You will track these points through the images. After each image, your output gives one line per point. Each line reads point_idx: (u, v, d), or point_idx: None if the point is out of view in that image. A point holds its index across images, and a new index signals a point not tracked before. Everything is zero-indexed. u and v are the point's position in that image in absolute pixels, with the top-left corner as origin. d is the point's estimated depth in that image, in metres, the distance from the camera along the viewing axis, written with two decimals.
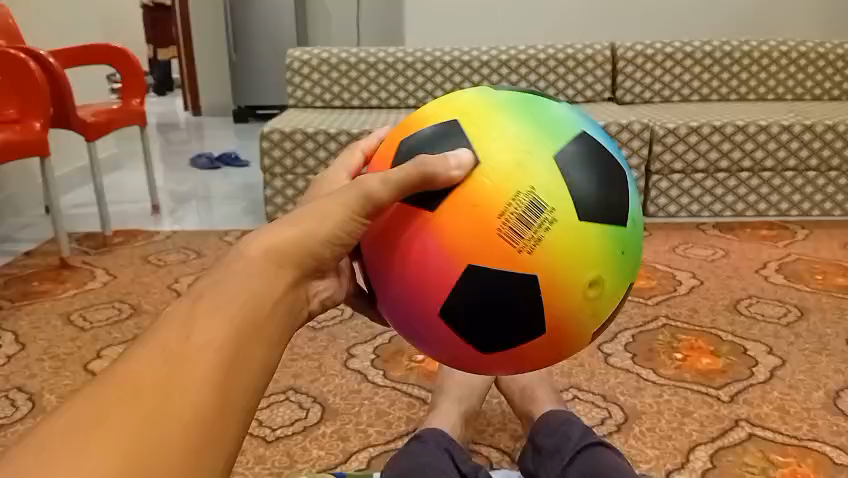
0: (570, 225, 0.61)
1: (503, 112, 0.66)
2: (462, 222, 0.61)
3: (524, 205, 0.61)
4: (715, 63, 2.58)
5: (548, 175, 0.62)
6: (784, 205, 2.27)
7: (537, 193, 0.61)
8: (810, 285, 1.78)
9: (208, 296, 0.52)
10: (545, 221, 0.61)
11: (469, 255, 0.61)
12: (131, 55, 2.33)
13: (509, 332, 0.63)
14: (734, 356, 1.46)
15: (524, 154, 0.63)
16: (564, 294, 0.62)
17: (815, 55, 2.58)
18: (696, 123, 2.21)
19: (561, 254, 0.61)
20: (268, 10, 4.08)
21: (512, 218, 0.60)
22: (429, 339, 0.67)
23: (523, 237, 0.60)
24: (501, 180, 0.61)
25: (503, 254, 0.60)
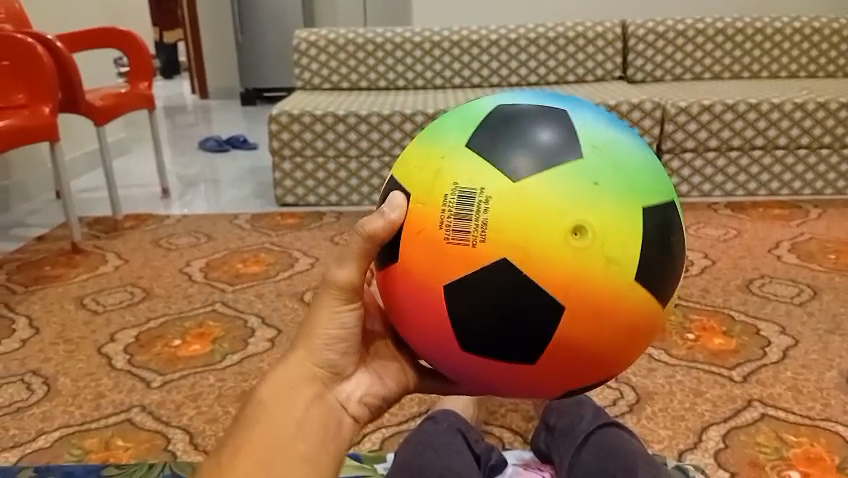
0: (509, 193, 0.55)
1: (421, 141, 0.64)
2: (414, 254, 0.58)
3: (456, 201, 0.56)
4: (727, 41, 2.55)
5: (469, 162, 0.58)
6: (796, 184, 2.25)
7: (462, 183, 0.57)
8: (823, 265, 1.77)
9: (229, 444, 0.55)
10: (480, 201, 0.55)
11: (438, 277, 0.57)
12: (138, 38, 2.32)
13: (523, 329, 0.55)
14: (746, 336, 1.46)
15: (439, 162, 0.59)
16: (553, 263, 0.54)
17: (828, 32, 2.54)
18: (708, 101, 2.19)
19: (519, 225, 0.54)
20: None
21: (451, 220, 0.56)
22: (455, 363, 0.60)
23: (470, 230, 0.55)
24: (427, 192, 0.58)
25: (460, 257, 0.55)
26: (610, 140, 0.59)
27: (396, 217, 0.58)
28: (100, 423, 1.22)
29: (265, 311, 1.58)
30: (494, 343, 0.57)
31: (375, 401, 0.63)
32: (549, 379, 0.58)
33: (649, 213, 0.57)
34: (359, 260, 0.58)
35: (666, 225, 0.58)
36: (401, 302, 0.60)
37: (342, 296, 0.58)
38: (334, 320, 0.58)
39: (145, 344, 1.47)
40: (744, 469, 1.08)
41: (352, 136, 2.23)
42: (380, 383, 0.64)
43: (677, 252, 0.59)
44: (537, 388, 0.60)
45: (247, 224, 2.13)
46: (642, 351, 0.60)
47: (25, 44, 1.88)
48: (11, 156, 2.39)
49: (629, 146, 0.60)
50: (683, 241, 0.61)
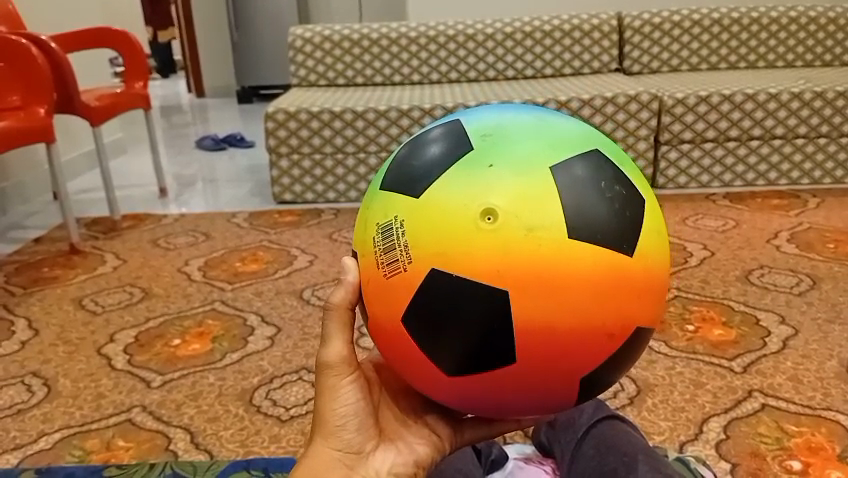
0: (418, 208, 0.56)
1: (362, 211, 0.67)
2: (369, 300, 0.58)
3: (380, 238, 0.57)
4: (724, 31, 2.54)
5: (382, 201, 0.59)
6: (794, 174, 2.25)
7: (383, 219, 0.58)
8: (822, 254, 1.76)
9: None
10: (396, 226, 0.56)
11: (395, 315, 0.56)
12: (133, 38, 2.31)
13: (481, 329, 0.53)
14: (746, 327, 1.46)
15: (366, 214, 0.61)
16: (480, 256, 0.52)
17: (825, 20, 2.53)
18: (705, 92, 2.19)
19: (435, 234, 0.54)
20: None
21: (382, 254, 0.56)
22: (433, 387, 0.58)
23: (399, 256, 0.55)
24: (360, 242, 0.59)
25: (401, 285, 0.55)
26: (499, 124, 0.59)
27: (350, 276, 0.59)
28: (101, 423, 1.22)
29: (264, 309, 1.57)
30: (463, 355, 0.54)
31: (407, 470, 0.60)
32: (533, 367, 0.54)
33: (557, 170, 0.55)
34: (342, 330, 0.59)
35: (587, 174, 0.56)
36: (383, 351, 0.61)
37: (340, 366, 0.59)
38: (339, 395, 0.59)
39: (145, 344, 1.47)
40: (745, 460, 1.08)
41: (349, 132, 2.22)
42: (406, 451, 0.61)
43: (620, 193, 0.56)
44: (533, 386, 0.56)
45: (245, 223, 2.13)
46: (632, 307, 0.55)
47: (18, 45, 1.87)
48: (8, 158, 2.39)
49: (522, 120, 0.59)
50: (622, 182, 0.58)
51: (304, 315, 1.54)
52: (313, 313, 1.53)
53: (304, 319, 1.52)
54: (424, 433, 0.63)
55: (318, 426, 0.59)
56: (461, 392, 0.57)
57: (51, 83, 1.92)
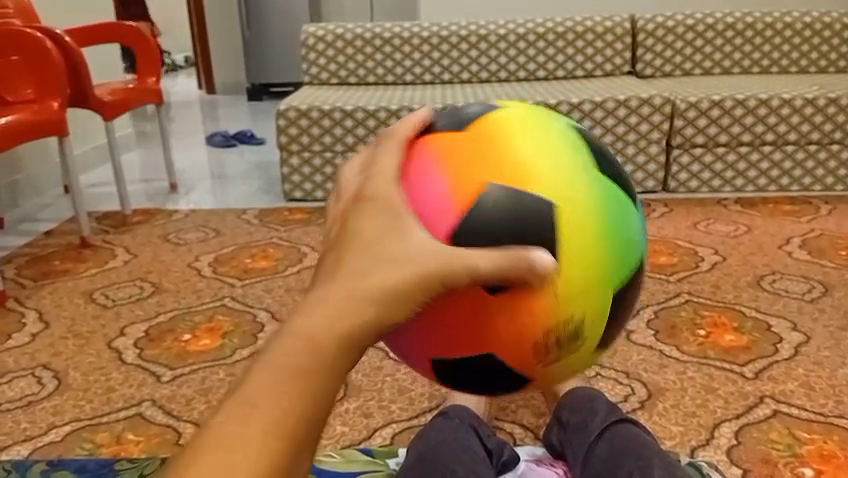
0: (586, 348, 0.58)
1: (589, 214, 0.56)
2: (513, 333, 0.54)
3: (570, 332, 0.56)
4: (737, 36, 2.54)
5: (599, 298, 0.57)
6: (806, 181, 2.23)
7: (588, 320, 0.56)
8: (834, 260, 1.76)
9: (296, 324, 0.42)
10: (575, 344, 0.57)
11: (505, 355, 0.56)
12: (147, 33, 2.32)
13: (481, 378, 0.59)
14: (758, 332, 1.45)
15: (591, 279, 0.55)
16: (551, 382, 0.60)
17: (839, 26, 2.52)
18: (719, 96, 2.18)
19: (570, 363, 0.58)
20: None
21: (557, 328, 0.54)
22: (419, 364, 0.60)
23: (557, 352, 0.56)
24: (572, 286, 0.54)
25: (530, 358, 0.56)
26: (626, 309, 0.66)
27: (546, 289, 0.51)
28: (111, 417, 1.22)
29: (275, 306, 1.57)
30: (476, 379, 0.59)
31: None
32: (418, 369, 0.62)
33: None
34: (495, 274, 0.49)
35: None
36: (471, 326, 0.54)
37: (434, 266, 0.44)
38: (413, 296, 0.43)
39: (155, 338, 1.47)
40: (757, 466, 1.07)
41: (361, 131, 2.23)
42: None
43: None
44: None
45: (255, 220, 2.13)
46: None
47: (34, 39, 1.89)
48: (20, 150, 2.40)
49: None
50: None
51: None
52: None
53: None
54: None
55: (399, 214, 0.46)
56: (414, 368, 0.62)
57: (64, 77, 1.93)
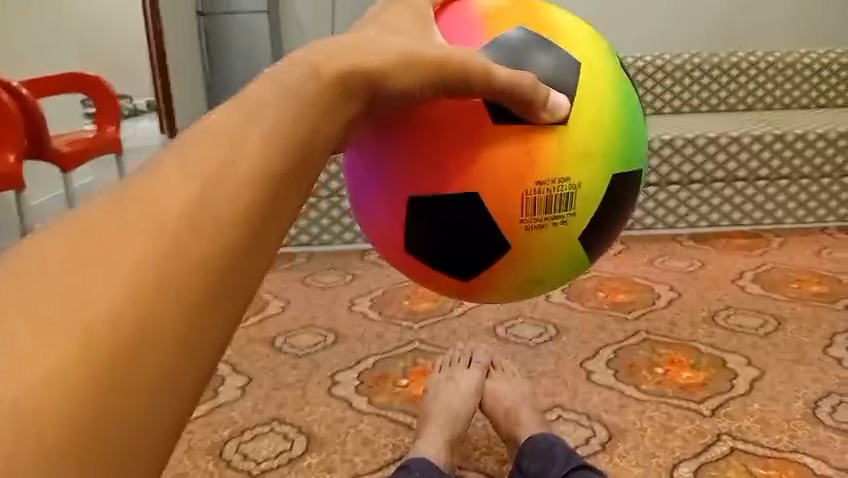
0: (579, 213, 0.79)
1: (606, 100, 0.78)
2: (507, 167, 0.74)
3: (556, 190, 0.76)
4: (686, 76, 2.64)
5: (588, 170, 0.77)
6: (758, 214, 2.31)
7: (581, 190, 0.77)
8: (786, 294, 1.81)
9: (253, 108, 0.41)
10: (564, 215, 0.77)
11: (509, 182, 0.74)
12: (107, 84, 2.32)
13: (478, 211, 0.76)
14: (713, 368, 1.48)
15: (588, 143, 0.76)
16: (543, 236, 0.78)
17: (783, 65, 2.64)
18: (669, 135, 2.25)
19: (554, 212, 0.77)
20: (246, 30, 4.08)
21: (546, 182, 0.75)
22: (436, 211, 0.77)
23: (546, 196, 0.76)
24: (571, 150, 0.75)
25: (519, 184, 0.75)
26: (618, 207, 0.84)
27: (551, 105, 0.72)
28: None
29: (236, 356, 1.55)
30: (476, 210, 0.76)
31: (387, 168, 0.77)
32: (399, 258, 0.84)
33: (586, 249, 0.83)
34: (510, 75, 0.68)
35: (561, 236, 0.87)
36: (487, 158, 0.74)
37: (451, 52, 0.57)
38: (437, 49, 0.56)
39: None
40: None
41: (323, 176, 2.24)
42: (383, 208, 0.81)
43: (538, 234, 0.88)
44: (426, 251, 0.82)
45: None
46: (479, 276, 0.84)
47: None
48: None
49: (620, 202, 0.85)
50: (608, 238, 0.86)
51: (276, 364, 1.50)
52: (284, 362, 1.50)
53: (276, 369, 1.48)
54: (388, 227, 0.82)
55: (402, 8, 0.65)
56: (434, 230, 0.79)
57: (24, 130, 1.91)
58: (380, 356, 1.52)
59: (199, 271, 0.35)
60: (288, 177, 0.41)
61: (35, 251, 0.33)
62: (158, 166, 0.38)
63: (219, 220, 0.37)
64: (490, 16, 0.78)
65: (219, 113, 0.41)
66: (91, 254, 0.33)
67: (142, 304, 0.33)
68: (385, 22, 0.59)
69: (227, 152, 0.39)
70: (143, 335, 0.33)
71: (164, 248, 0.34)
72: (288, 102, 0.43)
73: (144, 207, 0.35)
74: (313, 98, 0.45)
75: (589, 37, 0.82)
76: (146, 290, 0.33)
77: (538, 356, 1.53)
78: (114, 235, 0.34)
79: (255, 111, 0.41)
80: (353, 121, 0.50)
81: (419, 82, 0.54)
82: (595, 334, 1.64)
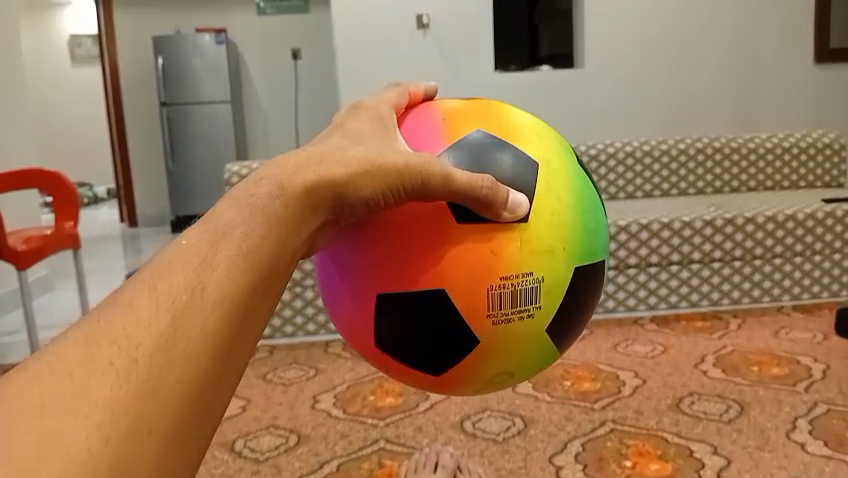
0: (548, 308, 0.73)
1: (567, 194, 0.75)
2: (470, 265, 0.69)
3: (521, 287, 0.70)
4: (637, 163, 2.75)
5: (555, 265, 0.72)
6: (715, 295, 2.36)
7: (548, 282, 0.72)
8: (748, 378, 1.83)
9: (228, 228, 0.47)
10: (531, 308, 0.71)
11: (472, 281, 0.69)
12: (67, 179, 2.31)
13: (442, 313, 0.70)
14: (681, 459, 1.47)
15: (552, 237, 0.71)
16: (512, 336, 0.72)
17: (729, 150, 2.78)
18: (624, 221, 2.34)
19: (521, 310, 0.71)
20: (211, 121, 4.53)
21: (511, 278, 0.70)
22: (398, 312, 0.72)
23: (511, 294, 0.70)
24: (535, 243, 0.70)
25: (481, 283, 0.69)
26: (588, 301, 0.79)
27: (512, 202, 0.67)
28: None
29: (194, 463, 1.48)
30: (440, 311, 0.70)
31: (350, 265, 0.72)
32: (371, 354, 0.77)
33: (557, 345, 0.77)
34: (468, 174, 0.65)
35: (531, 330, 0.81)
36: (448, 256, 0.69)
37: (413, 157, 0.57)
38: (396, 156, 0.56)
39: None
40: None
41: None
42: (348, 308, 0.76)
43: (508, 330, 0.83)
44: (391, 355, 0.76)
45: None
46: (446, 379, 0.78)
47: None
48: None
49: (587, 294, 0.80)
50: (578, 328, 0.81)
51: (235, 471, 1.45)
52: (243, 468, 1.44)
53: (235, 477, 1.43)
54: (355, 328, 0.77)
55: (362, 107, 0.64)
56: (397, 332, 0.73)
57: None
58: (344, 458, 1.48)
59: (172, 396, 0.41)
60: (260, 286, 0.46)
61: (27, 396, 0.39)
62: (137, 295, 0.44)
63: (190, 344, 0.42)
64: (445, 117, 0.75)
65: (190, 237, 0.47)
66: (76, 397, 0.39)
67: (124, 431, 0.39)
68: (351, 128, 0.59)
69: (196, 279, 0.44)
70: (123, 461, 0.38)
71: (136, 383, 0.40)
72: (253, 219, 0.48)
73: (120, 343, 0.41)
74: (278, 214, 0.49)
75: (546, 131, 0.80)
76: (128, 419, 0.39)
77: (505, 453, 1.50)
78: (99, 375, 0.40)
79: (226, 230, 0.47)
80: (314, 234, 0.52)
81: (374, 188, 0.55)
82: (562, 425, 1.63)
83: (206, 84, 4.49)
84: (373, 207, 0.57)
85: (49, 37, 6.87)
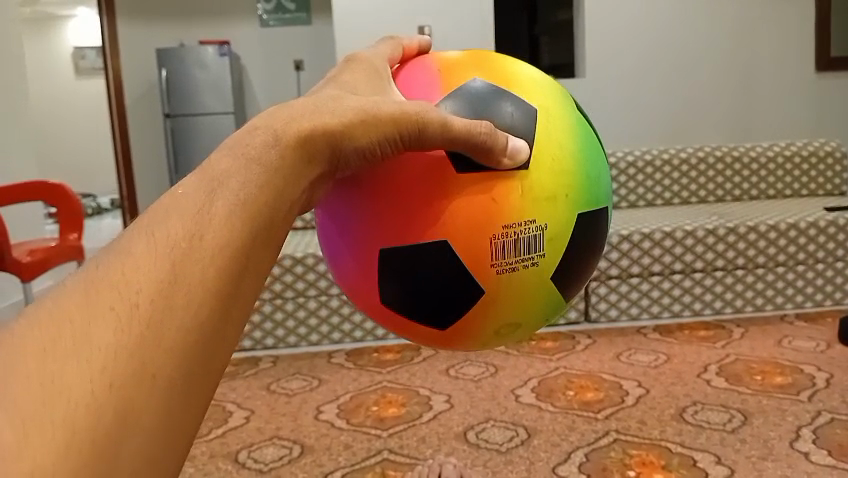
0: (553, 258, 0.72)
1: (569, 139, 0.73)
2: (473, 214, 0.67)
3: (525, 234, 0.69)
4: (638, 173, 2.76)
5: (558, 212, 0.71)
6: (718, 304, 2.36)
7: (550, 230, 0.70)
8: (751, 387, 1.83)
9: (224, 176, 0.44)
10: (534, 258, 0.70)
11: (476, 231, 0.68)
12: (70, 191, 2.31)
13: (446, 267, 0.69)
14: (684, 469, 1.47)
15: (554, 183, 0.70)
16: (519, 286, 0.71)
17: (730, 159, 2.79)
18: (626, 231, 2.35)
19: (525, 261, 0.70)
20: (212, 133, 4.54)
21: (515, 226, 0.68)
22: (401, 268, 0.70)
23: (515, 242, 0.69)
24: (536, 191, 0.69)
25: (485, 232, 0.68)
26: (591, 253, 0.78)
27: (513, 145, 0.65)
28: None
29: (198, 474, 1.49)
30: (445, 265, 0.69)
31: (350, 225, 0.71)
32: (375, 312, 0.76)
33: (563, 295, 0.76)
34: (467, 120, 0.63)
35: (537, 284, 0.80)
36: (451, 206, 0.67)
37: (408, 104, 0.55)
38: (391, 102, 0.53)
39: None
40: None
41: (289, 278, 2.22)
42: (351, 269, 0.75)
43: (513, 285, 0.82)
44: (397, 312, 0.74)
45: None
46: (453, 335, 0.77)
47: None
48: None
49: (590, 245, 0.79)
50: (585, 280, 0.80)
51: None
52: None
53: None
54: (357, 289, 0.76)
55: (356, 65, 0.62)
56: (402, 289, 0.72)
57: None
58: (348, 468, 1.48)
59: (171, 352, 0.38)
60: (259, 238, 0.44)
61: (14, 350, 0.35)
62: (129, 245, 0.41)
63: (190, 296, 0.40)
64: (442, 68, 0.74)
65: (186, 185, 0.44)
66: (68, 351, 0.36)
67: (125, 384, 0.36)
68: (346, 83, 0.57)
69: (194, 228, 0.42)
70: (119, 420, 0.36)
71: (136, 331, 0.37)
72: (249, 167, 0.45)
73: (115, 295, 0.38)
74: (275, 163, 0.46)
75: (545, 80, 0.78)
76: (128, 369, 0.36)
77: (509, 463, 1.50)
78: (94, 322, 0.37)
79: (223, 178, 0.44)
80: (313, 182, 0.50)
81: (368, 135, 0.52)
82: (565, 435, 1.63)
83: (208, 97, 4.52)
84: (369, 156, 0.54)
85: (51, 50, 6.94)
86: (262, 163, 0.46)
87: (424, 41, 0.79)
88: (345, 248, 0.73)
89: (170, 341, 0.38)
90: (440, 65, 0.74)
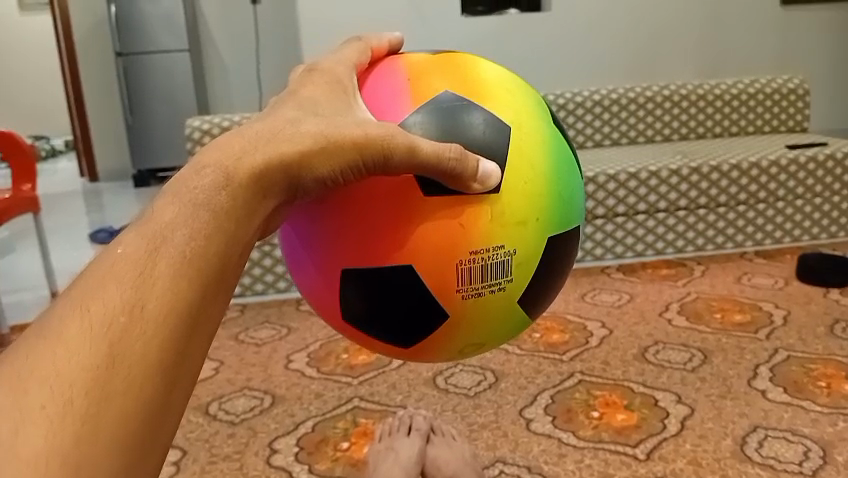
0: (519, 280, 0.76)
1: (542, 160, 0.76)
2: (440, 239, 0.71)
3: (493, 259, 0.73)
4: (604, 111, 2.74)
5: (527, 237, 0.74)
6: (680, 243, 2.41)
7: (518, 254, 0.74)
8: (711, 325, 1.89)
9: (163, 230, 0.48)
10: (501, 282, 0.74)
11: (442, 256, 0.71)
12: (18, 138, 2.21)
13: (410, 288, 0.73)
14: (646, 409, 1.52)
15: (523, 210, 0.73)
16: (483, 307, 0.75)
17: (696, 96, 2.79)
18: (592, 173, 2.32)
19: (490, 286, 0.74)
20: (167, 72, 4.38)
21: (483, 253, 0.72)
22: (365, 287, 0.74)
23: (482, 267, 0.73)
24: (506, 215, 0.72)
25: (451, 259, 0.71)
26: (561, 264, 0.82)
27: (482, 171, 0.68)
28: None
29: None
30: (409, 287, 0.73)
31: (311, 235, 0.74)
32: (336, 323, 0.81)
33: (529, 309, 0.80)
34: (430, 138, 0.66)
35: None
36: (416, 231, 0.71)
37: (373, 130, 0.59)
38: (355, 130, 0.58)
39: None
40: None
41: None
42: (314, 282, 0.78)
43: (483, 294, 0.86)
44: (360, 325, 0.79)
45: None
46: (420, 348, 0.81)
47: None
48: None
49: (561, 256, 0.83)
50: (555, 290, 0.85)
51: (210, 435, 1.46)
52: (218, 431, 1.46)
53: (211, 440, 1.44)
54: (321, 301, 0.80)
55: (315, 73, 0.65)
56: (366, 307, 0.76)
57: None
58: (318, 418, 1.50)
59: (121, 415, 0.43)
60: (209, 288, 0.49)
61: None
62: (75, 307, 0.45)
63: (135, 353, 0.44)
64: (411, 77, 0.76)
65: (127, 245, 0.48)
66: (29, 411, 0.41)
67: (79, 437, 0.41)
68: (304, 99, 0.60)
69: (140, 291, 0.46)
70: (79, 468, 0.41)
71: (87, 390, 0.42)
72: (194, 217, 0.49)
73: (63, 364, 0.42)
74: (224, 206, 0.50)
75: (521, 92, 0.80)
76: (82, 424, 0.41)
77: (477, 407, 1.54)
78: (47, 384, 0.42)
79: (165, 231, 0.48)
80: (268, 214, 0.55)
81: (328, 166, 0.57)
82: (531, 377, 1.66)
83: (162, 34, 4.33)
84: (330, 184, 0.59)
85: None
86: (204, 214, 0.50)
87: (390, 38, 0.82)
88: (311, 261, 0.77)
89: (120, 394, 0.43)
90: (407, 73, 0.77)
